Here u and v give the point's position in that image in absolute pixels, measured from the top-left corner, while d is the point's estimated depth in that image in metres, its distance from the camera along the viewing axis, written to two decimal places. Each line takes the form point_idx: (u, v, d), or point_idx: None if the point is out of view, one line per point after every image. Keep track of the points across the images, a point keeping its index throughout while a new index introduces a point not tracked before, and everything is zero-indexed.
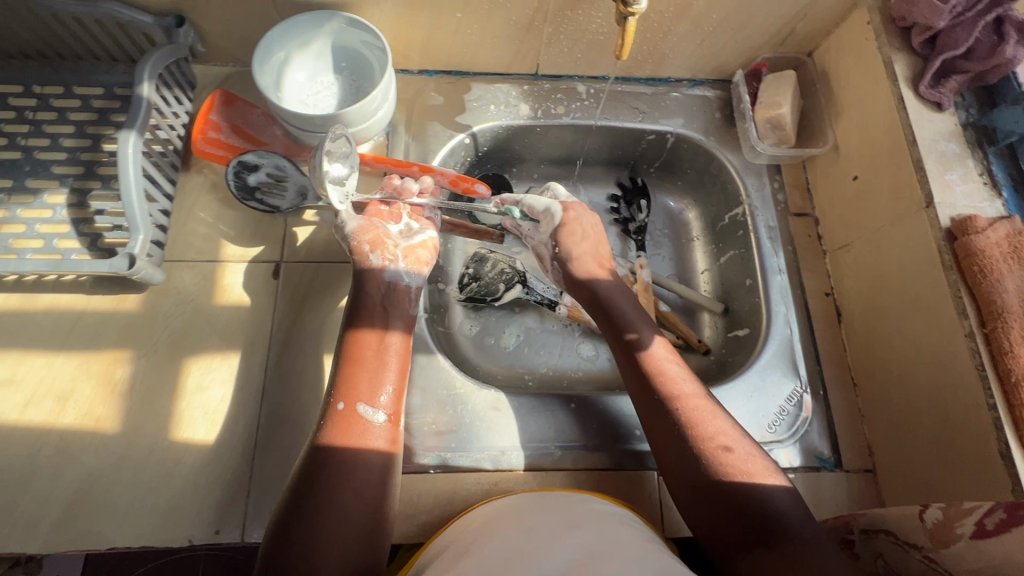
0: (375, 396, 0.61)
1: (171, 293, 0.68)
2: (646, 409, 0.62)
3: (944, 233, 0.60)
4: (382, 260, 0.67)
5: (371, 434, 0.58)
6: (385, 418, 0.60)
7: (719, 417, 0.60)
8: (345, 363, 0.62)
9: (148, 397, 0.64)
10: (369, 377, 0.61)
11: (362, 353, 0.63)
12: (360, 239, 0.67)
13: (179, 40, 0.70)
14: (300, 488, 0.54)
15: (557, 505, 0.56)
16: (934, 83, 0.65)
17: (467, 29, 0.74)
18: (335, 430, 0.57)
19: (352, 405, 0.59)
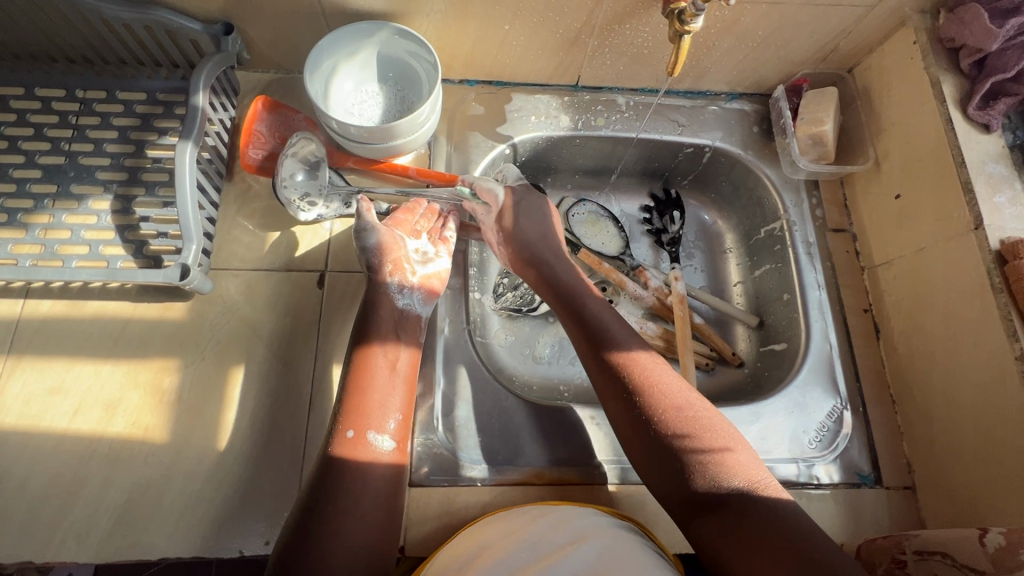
0: (386, 422, 0.58)
1: (216, 302, 0.68)
2: (621, 408, 0.59)
3: (993, 256, 0.60)
4: (398, 288, 0.66)
5: (378, 464, 0.56)
6: (394, 446, 0.58)
7: (696, 410, 0.57)
8: (350, 386, 0.60)
9: (196, 406, 0.64)
10: (378, 401, 0.59)
11: (373, 377, 0.60)
12: (381, 261, 0.66)
13: (227, 47, 0.70)
14: (307, 517, 0.52)
15: (556, 520, 0.55)
16: (983, 105, 0.65)
17: (513, 41, 0.74)
18: (344, 458, 0.55)
19: (360, 433, 0.57)
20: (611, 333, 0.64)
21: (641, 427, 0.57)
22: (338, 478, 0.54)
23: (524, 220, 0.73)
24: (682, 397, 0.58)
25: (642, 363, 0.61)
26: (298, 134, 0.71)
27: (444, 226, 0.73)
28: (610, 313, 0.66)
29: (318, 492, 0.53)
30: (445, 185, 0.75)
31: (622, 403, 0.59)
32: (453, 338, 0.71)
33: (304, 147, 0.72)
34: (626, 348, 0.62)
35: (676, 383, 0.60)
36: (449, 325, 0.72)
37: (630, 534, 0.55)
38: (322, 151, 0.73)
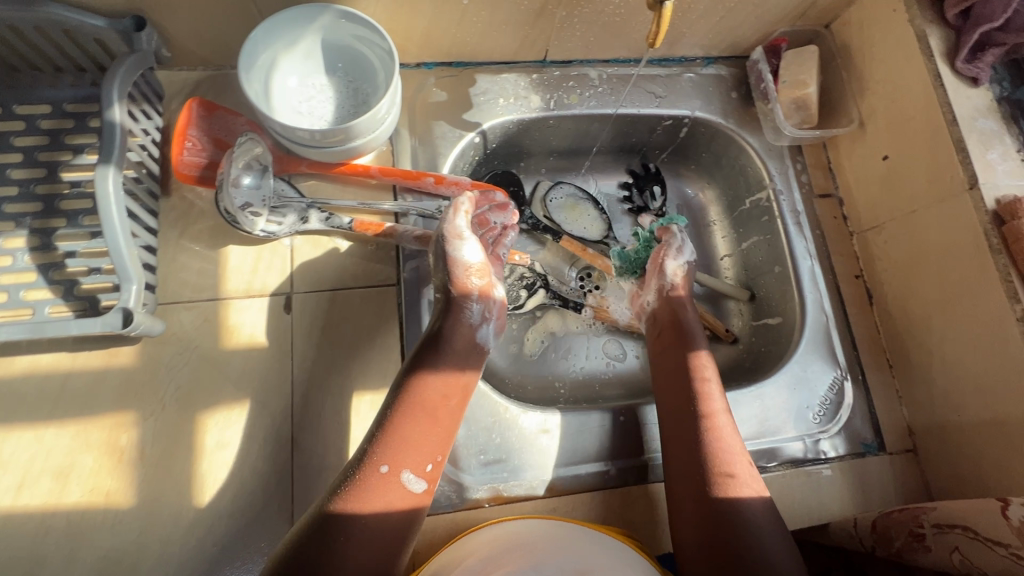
0: (423, 463, 0.54)
1: (171, 341, 0.61)
2: (672, 415, 0.63)
3: (989, 216, 0.59)
4: (479, 316, 0.63)
5: (401, 505, 0.52)
6: (424, 490, 0.54)
7: (739, 447, 0.60)
8: (398, 414, 0.55)
9: (163, 462, 0.57)
10: (424, 438, 0.55)
11: (419, 411, 0.55)
12: (470, 282, 0.62)
13: (142, 46, 0.60)
14: (308, 552, 0.48)
15: (557, 545, 0.53)
16: (969, 57, 0.63)
17: (474, 17, 0.66)
18: (362, 496, 0.50)
19: (396, 471, 0.53)
20: (690, 354, 0.67)
21: (682, 435, 0.61)
22: (350, 518, 0.49)
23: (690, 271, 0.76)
24: (731, 430, 0.61)
25: (708, 387, 0.64)
26: (244, 134, 0.61)
27: (499, 249, 0.69)
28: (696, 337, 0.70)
29: (326, 527, 0.49)
30: (412, 185, 0.68)
31: (677, 410, 0.63)
32: None
33: (255, 151, 0.63)
34: (697, 369, 0.65)
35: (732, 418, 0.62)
36: None
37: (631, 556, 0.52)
38: (269, 156, 0.64)
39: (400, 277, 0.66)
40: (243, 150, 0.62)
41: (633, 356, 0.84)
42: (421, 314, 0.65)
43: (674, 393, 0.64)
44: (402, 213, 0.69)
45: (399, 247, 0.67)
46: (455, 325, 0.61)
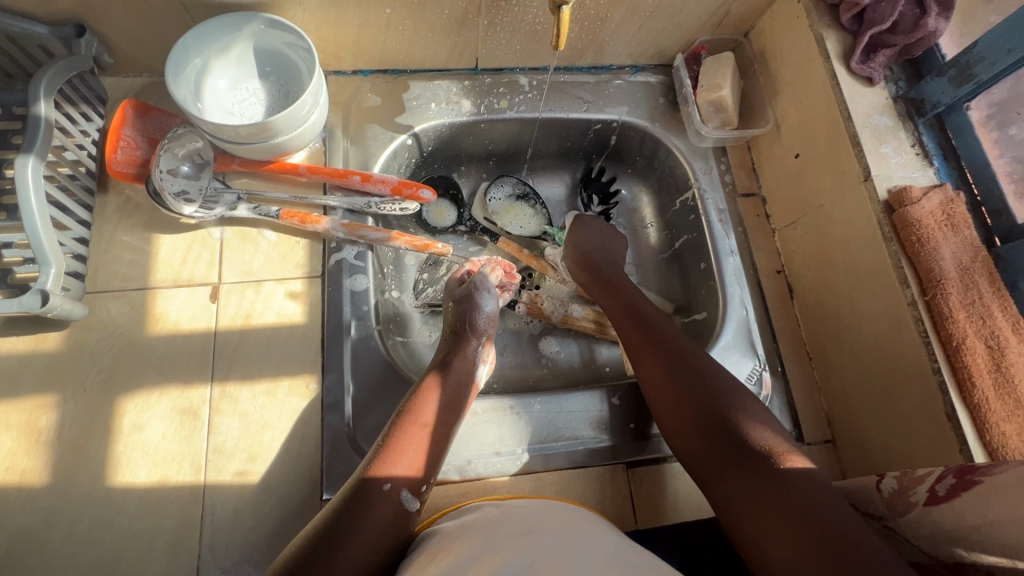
0: (420, 482, 0.54)
1: (96, 327, 0.63)
2: (670, 393, 0.61)
3: (881, 206, 0.61)
4: (481, 355, 0.68)
5: (396, 524, 0.51)
6: (417, 509, 0.53)
7: (747, 397, 0.59)
8: (396, 433, 0.56)
9: (79, 443, 0.59)
10: (421, 458, 0.55)
11: (418, 427, 0.56)
12: (479, 324, 0.68)
13: (81, 51, 0.65)
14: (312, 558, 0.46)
15: (510, 516, 0.52)
16: (864, 59, 0.66)
17: (399, 26, 0.71)
18: (362, 513, 0.50)
19: (396, 490, 0.52)
20: (667, 331, 0.66)
21: (686, 411, 0.59)
22: (354, 527, 0.49)
23: (591, 234, 0.81)
24: (732, 385, 0.60)
25: (694, 355, 0.63)
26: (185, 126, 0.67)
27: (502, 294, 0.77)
28: (664, 320, 0.69)
29: (329, 534, 0.48)
30: (340, 183, 0.71)
31: (671, 389, 0.61)
32: (359, 340, 0.67)
33: (188, 143, 0.68)
34: (680, 342, 0.65)
35: (729, 374, 0.61)
36: (356, 326, 0.67)
37: (595, 520, 0.54)
38: (209, 151, 0.69)
39: (325, 268, 0.69)
40: (180, 138, 0.67)
41: (570, 353, 0.85)
42: (342, 304, 0.67)
43: (662, 372, 0.62)
44: (329, 207, 0.71)
45: (326, 240, 0.70)
46: (459, 355, 0.65)
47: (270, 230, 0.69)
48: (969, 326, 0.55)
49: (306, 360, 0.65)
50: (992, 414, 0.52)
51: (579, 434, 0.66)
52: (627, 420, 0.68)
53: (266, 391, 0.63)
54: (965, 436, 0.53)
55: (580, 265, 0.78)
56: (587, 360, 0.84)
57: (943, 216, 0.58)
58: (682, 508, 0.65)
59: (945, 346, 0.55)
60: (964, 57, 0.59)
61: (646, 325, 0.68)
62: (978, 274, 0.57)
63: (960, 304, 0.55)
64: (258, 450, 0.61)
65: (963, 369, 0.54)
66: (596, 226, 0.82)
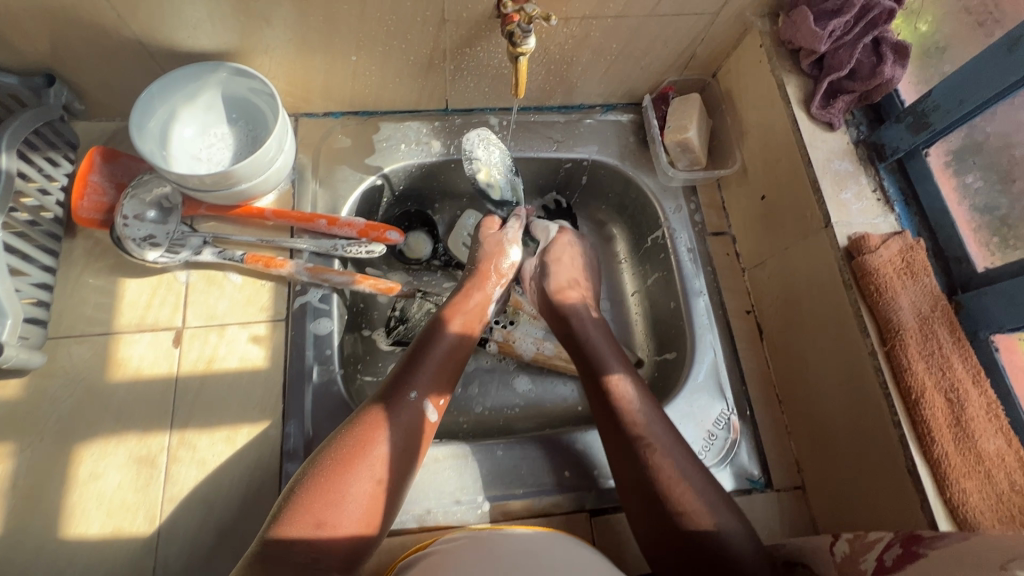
0: (438, 395, 0.63)
1: (57, 374, 0.63)
2: (622, 443, 0.60)
3: (842, 253, 0.61)
4: (496, 296, 0.75)
5: (419, 425, 0.60)
6: (435, 419, 0.62)
7: (702, 489, 0.56)
8: (422, 348, 0.65)
9: (33, 493, 0.59)
10: (433, 385, 0.63)
11: (442, 342, 0.66)
12: (503, 268, 0.76)
13: (50, 100, 0.66)
14: (340, 460, 0.53)
15: (495, 545, 0.51)
16: (825, 104, 0.66)
17: (366, 71, 0.72)
18: (388, 416, 0.58)
19: (421, 399, 0.61)
20: (628, 405, 0.62)
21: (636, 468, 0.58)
22: (380, 430, 0.56)
23: (564, 261, 0.79)
24: (689, 474, 0.57)
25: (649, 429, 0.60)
26: (151, 174, 0.69)
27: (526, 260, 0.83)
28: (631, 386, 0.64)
29: (359, 434, 0.56)
30: (306, 226, 0.72)
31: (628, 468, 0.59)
32: (321, 385, 0.67)
33: (155, 189, 0.68)
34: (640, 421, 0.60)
35: (686, 455, 0.58)
36: (318, 370, 0.67)
37: (586, 551, 0.52)
38: (178, 196, 0.69)
39: (290, 311, 0.69)
40: (145, 184, 0.68)
41: (542, 390, 0.84)
42: (304, 348, 0.67)
43: (621, 453, 0.60)
44: (296, 250, 0.72)
45: (291, 282, 0.70)
46: (481, 292, 0.73)
47: (235, 272, 0.70)
48: (928, 378, 0.54)
49: (266, 406, 0.65)
50: (951, 468, 0.51)
51: (542, 481, 0.66)
52: (591, 467, 0.67)
53: (225, 438, 0.63)
54: (926, 492, 0.52)
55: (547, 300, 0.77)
56: (561, 400, 0.83)
57: (902, 264, 0.58)
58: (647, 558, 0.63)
59: (905, 398, 0.55)
60: (920, 106, 0.60)
61: (608, 399, 0.63)
62: (938, 323, 0.56)
63: (918, 355, 0.55)
64: (215, 498, 0.60)
65: (922, 422, 0.53)
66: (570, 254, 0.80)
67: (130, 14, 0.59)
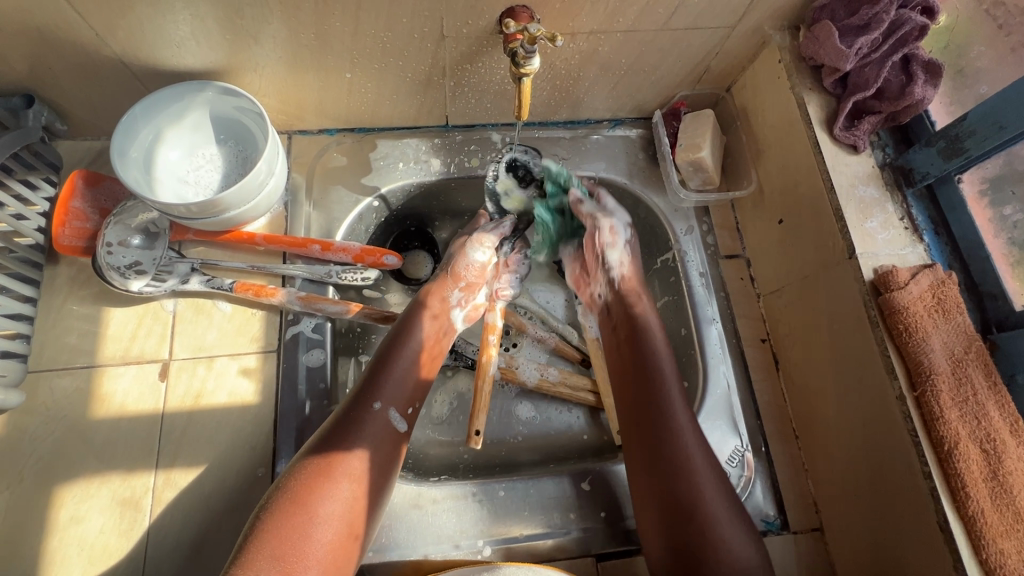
0: (405, 404, 0.61)
1: (37, 410, 0.60)
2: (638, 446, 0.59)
3: (867, 287, 0.57)
4: (456, 300, 0.72)
5: (386, 437, 0.58)
6: (405, 430, 0.60)
7: (718, 501, 0.54)
8: (390, 352, 0.63)
9: (11, 538, 0.56)
10: (406, 385, 0.62)
11: (407, 347, 0.64)
12: (462, 271, 0.72)
13: (30, 122, 0.63)
14: (304, 477, 0.52)
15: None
16: (848, 125, 0.62)
17: (362, 89, 0.68)
18: (355, 429, 0.56)
19: (386, 408, 0.59)
20: (662, 398, 0.60)
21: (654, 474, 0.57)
22: (348, 443, 0.55)
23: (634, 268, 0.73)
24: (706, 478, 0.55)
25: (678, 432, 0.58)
26: (135, 198, 0.65)
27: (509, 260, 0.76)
28: (679, 399, 0.60)
29: (326, 449, 0.54)
30: (299, 252, 0.69)
31: (651, 496, 0.56)
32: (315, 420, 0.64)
33: (141, 214, 0.65)
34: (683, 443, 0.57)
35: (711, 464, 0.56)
36: (311, 405, 0.64)
37: None
38: (165, 222, 0.66)
39: (281, 342, 0.66)
40: (128, 210, 0.65)
41: (546, 418, 0.80)
42: (297, 382, 0.64)
43: (646, 470, 0.58)
44: (289, 277, 0.69)
45: (283, 311, 0.67)
46: (438, 296, 0.70)
47: (225, 301, 0.67)
48: (962, 427, 0.50)
49: (255, 444, 0.61)
50: (987, 527, 0.48)
51: (545, 523, 0.63)
52: (597, 507, 0.64)
53: (213, 478, 0.60)
54: (960, 552, 0.48)
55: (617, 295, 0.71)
56: (565, 428, 0.79)
57: (932, 300, 0.54)
58: None
59: (936, 448, 0.51)
60: (953, 129, 0.56)
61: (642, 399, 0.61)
62: (972, 366, 0.52)
63: (951, 402, 0.51)
64: (203, 543, 0.57)
65: (955, 475, 0.49)
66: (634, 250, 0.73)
67: (110, 33, 0.55)
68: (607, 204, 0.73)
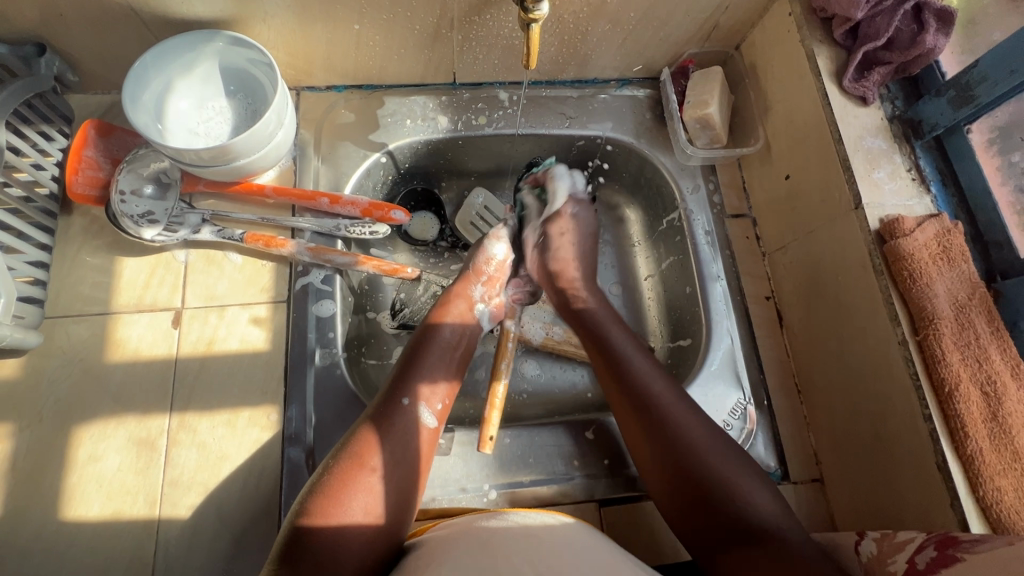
0: (435, 400, 0.60)
1: (54, 354, 0.62)
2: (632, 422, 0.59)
3: (873, 237, 0.57)
4: (480, 295, 0.71)
5: (416, 434, 0.56)
6: (435, 426, 0.59)
7: (725, 457, 0.54)
8: (421, 350, 0.63)
9: (32, 474, 0.58)
10: (437, 379, 0.61)
11: (435, 351, 0.63)
12: (485, 266, 0.72)
13: (42, 71, 0.63)
14: (338, 473, 0.51)
15: (495, 524, 0.50)
16: (858, 77, 0.62)
17: (370, 42, 0.68)
18: (386, 424, 0.55)
19: (415, 404, 0.58)
20: (642, 370, 0.61)
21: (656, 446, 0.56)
22: (378, 439, 0.54)
23: (564, 236, 0.75)
24: (706, 435, 0.56)
25: (663, 400, 0.58)
26: (147, 147, 0.66)
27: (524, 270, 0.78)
28: (656, 373, 0.61)
29: (358, 446, 0.53)
30: (308, 205, 0.69)
31: (656, 465, 0.56)
32: (324, 368, 0.65)
33: (153, 163, 0.66)
34: (656, 383, 0.60)
35: (708, 424, 0.57)
36: (321, 354, 0.65)
37: (594, 538, 0.51)
38: (178, 172, 0.67)
39: (291, 292, 0.67)
40: (140, 159, 0.66)
41: (550, 376, 0.81)
42: (306, 330, 0.65)
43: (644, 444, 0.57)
44: (298, 229, 0.69)
45: (292, 263, 0.68)
46: (461, 295, 0.69)
47: (235, 253, 0.68)
48: (963, 370, 0.51)
49: (267, 389, 0.63)
50: (985, 466, 0.48)
51: (550, 471, 0.64)
52: (601, 455, 0.65)
53: (225, 421, 0.61)
54: (957, 489, 0.49)
55: (546, 273, 0.74)
56: (570, 386, 0.80)
57: (938, 248, 0.54)
58: (658, 549, 0.62)
59: (937, 390, 0.52)
60: (963, 78, 0.56)
61: (621, 375, 0.61)
62: (975, 312, 0.53)
63: (953, 346, 0.51)
64: (215, 483, 0.59)
65: (955, 416, 0.50)
66: (574, 232, 0.76)
67: None
68: (552, 188, 0.77)
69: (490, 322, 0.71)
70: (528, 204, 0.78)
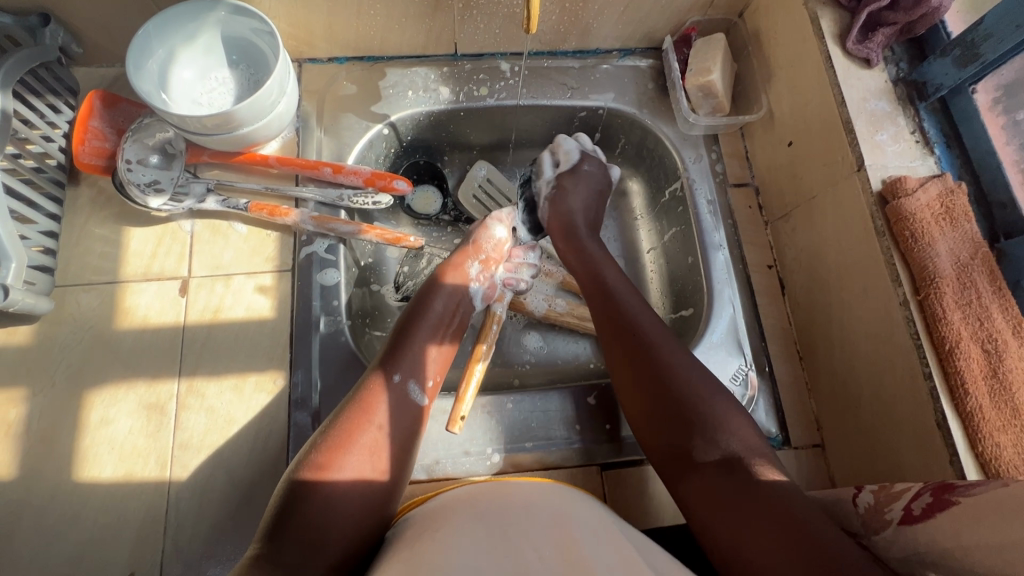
0: (424, 378, 0.60)
1: (65, 321, 0.63)
2: (632, 377, 0.58)
3: (875, 198, 0.57)
4: (476, 274, 0.70)
5: (406, 412, 0.56)
6: (425, 404, 0.58)
7: (727, 416, 0.53)
8: (411, 324, 0.62)
9: (46, 437, 0.59)
10: (424, 354, 0.61)
11: (424, 327, 0.63)
12: (484, 245, 0.71)
13: (47, 41, 0.64)
14: (322, 454, 0.50)
15: (495, 493, 0.50)
16: (862, 38, 0.61)
17: (370, 11, 0.68)
18: (375, 399, 0.55)
19: (404, 381, 0.57)
20: (642, 330, 0.60)
21: (655, 404, 0.55)
22: (368, 410, 0.54)
23: (575, 189, 0.75)
24: (706, 391, 0.54)
25: (663, 358, 0.57)
26: (153, 116, 0.67)
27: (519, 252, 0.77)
28: (655, 331, 0.60)
29: (349, 416, 0.53)
30: (312, 175, 0.70)
31: (657, 423, 0.55)
32: (328, 335, 0.65)
33: (158, 133, 0.67)
34: (654, 342, 0.58)
35: (705, 378, 0.56)
36: (325, 321, 0.66)
37: (594, 504, 0.52)
38: (182, 143, 0.67)
39: (296, 262, 0.68)
40: (147, 127, 0.67)
41: (552, 347, 0.81)
42: (311, 299, 0.66)
43: (646, 397, 0.56)
44: (301, 199, 0.70)
45: (296, 233, 0.69)
46: (457, 269, 0.68)
47: (241, 222, 0.68)
48: (964, 328, 0.51)
49: (273, 355, 0.64)
50: (984, 422, 0.49)
51: (552, 437, 0.65)
52: (602, 420, 0.66)
53: (233, 387, 0.62)
54: (957, 446, 0.50)
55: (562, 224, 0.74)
56: (573, 357, 0.81)
57: (942, 209, 0.54)
58: (659, 512, 0.63)
59: (938, 349, 0.52)
60: (968, 35, 0.55)
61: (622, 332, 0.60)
62: (977, 271, 0.53)
63: (955, 305, 0.51)
64: (224, 445, 0.60)
65: (956, 374, 0.50)
66: (585, 185, 0.76)
67: None
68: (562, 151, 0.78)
69: (481, 303, 0.70)
70: (537, 167, 0.79)
